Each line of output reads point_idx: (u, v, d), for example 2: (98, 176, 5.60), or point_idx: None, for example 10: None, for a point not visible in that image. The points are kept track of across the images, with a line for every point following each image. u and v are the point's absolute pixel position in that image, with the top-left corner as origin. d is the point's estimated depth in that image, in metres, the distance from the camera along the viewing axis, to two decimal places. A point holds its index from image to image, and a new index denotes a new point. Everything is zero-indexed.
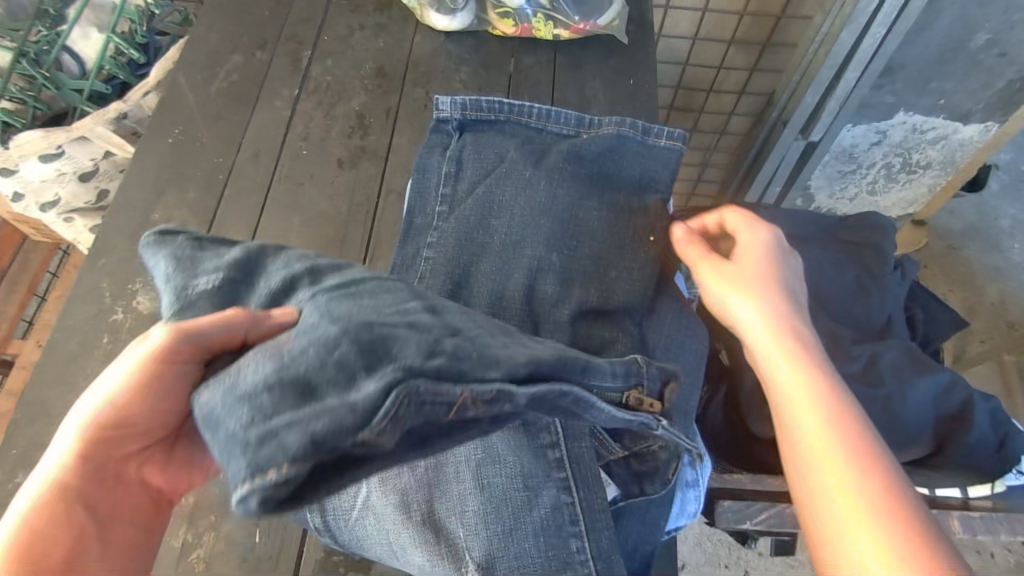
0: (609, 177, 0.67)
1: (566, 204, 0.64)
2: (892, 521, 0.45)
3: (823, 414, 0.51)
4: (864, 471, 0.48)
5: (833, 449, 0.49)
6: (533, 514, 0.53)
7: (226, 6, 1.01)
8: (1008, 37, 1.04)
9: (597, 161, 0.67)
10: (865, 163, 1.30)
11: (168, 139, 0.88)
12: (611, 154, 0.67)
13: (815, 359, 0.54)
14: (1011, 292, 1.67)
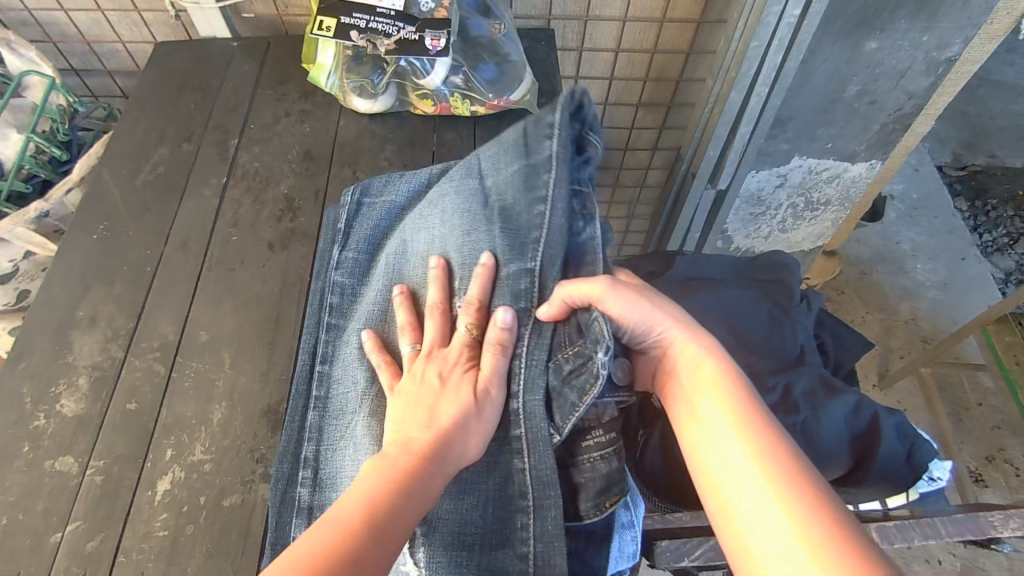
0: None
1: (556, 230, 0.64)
2: (818, 530, 0.45)
3: (751, 431, 0.52)
4: (793, 487, 0.47)
5: (762, 464, 0.49)
6: (488, 479, 0.58)
7: (150, 101, 1.03)
8: (874, 88, 1.17)
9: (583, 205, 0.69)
10: (773, 205, 1.42)
11: (93, 235, 0.88)
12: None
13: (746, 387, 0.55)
14: (920, 309, 1.81)
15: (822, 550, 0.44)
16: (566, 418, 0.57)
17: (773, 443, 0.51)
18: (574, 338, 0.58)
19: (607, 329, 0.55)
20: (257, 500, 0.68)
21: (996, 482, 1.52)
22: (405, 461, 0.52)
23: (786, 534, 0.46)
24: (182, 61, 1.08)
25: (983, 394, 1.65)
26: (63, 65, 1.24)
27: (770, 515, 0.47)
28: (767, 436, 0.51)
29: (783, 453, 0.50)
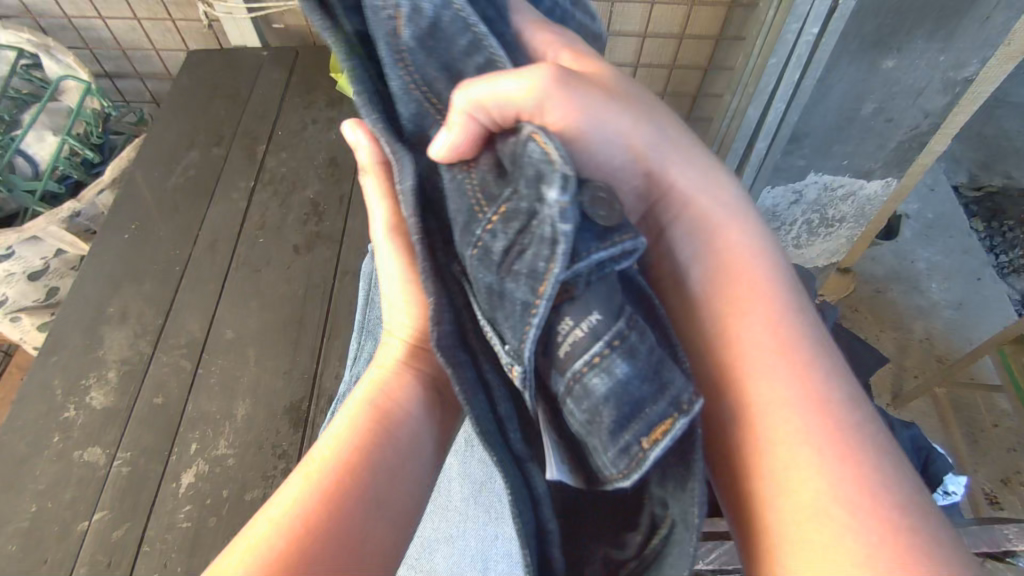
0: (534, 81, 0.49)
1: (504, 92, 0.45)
2: (859, 515, 0.34)
3: (794, 384, 0.38)
4: (833, 463, 0.35)
5: (789, 428, 0.37)
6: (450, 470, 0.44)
7: (181, 106, 1.06)
8: (891, 106, 1.18)
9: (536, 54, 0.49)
10: (787, 220, 1.43)
11: (124, 234, 0.91)
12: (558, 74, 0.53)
13: (798, 321, 0.41)
14: (935, 328, 1.80)
15: (868, 553, 0.33)
16: (520, 336, 0.33)
17: (816, 401, 0.37)
18: (493, 189, 0.36)
19: (551, 145, 0.33)
20: None
21: (1012, 505, 1.50)
22: (375, 405, 0.43)
23: (808, 528, 0.34)
24: (214, 68, 1.12)
25: (999, 415, 1.64)
26: (97, 70, 1.28)
27: (795, 496, 0.35)
28: (805, 389, 0.38)
29: (827, 412, 0.37)
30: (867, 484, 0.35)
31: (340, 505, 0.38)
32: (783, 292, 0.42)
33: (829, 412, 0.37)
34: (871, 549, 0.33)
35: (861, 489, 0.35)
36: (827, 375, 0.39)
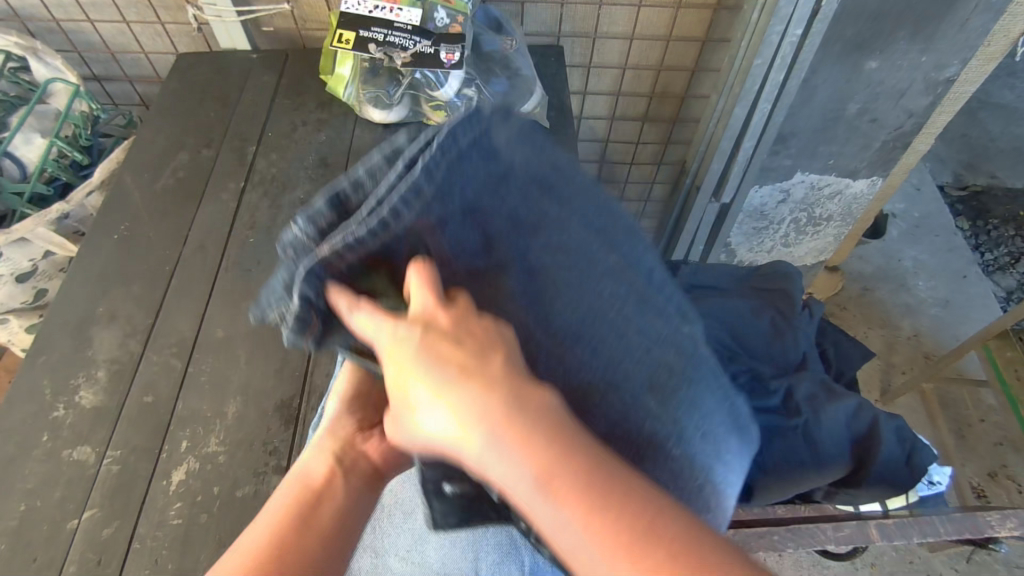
0: (494, 195, 0.48)
1: (463, 271, 0.48)
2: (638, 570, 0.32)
3: (526, 492, 0.34)
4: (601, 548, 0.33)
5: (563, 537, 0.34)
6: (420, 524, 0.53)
7: (171, 108, 1.06)
8: (875, 106, 1.20)
9: (479, 140, 0.47)
10: (776, 220, 1.44)
11: (114, 235, 0.91)
12: (513, 130, 0.50)
13: (484, 405, 0.35)
14: (922, 326, 1.82)
15: None
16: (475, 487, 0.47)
17: (552, 487, 0.34)
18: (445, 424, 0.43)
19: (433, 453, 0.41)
20: (269, 492, 0.70)
21: (999, 498, 1.52)
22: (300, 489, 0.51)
23: None
24: (204, 71, 1.12)
25: (985, 410, 1.66)
26: (86, 73, 1.28)
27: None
28: (540, 482, 0.34)
29: (565, 487, 0.34)
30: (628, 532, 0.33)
31: (296, 528, 0.47)
32: (463, 377, 0.36)
33: (564, 492, 0.34)
34: None
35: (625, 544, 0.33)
36: (532, 442, 0.34)
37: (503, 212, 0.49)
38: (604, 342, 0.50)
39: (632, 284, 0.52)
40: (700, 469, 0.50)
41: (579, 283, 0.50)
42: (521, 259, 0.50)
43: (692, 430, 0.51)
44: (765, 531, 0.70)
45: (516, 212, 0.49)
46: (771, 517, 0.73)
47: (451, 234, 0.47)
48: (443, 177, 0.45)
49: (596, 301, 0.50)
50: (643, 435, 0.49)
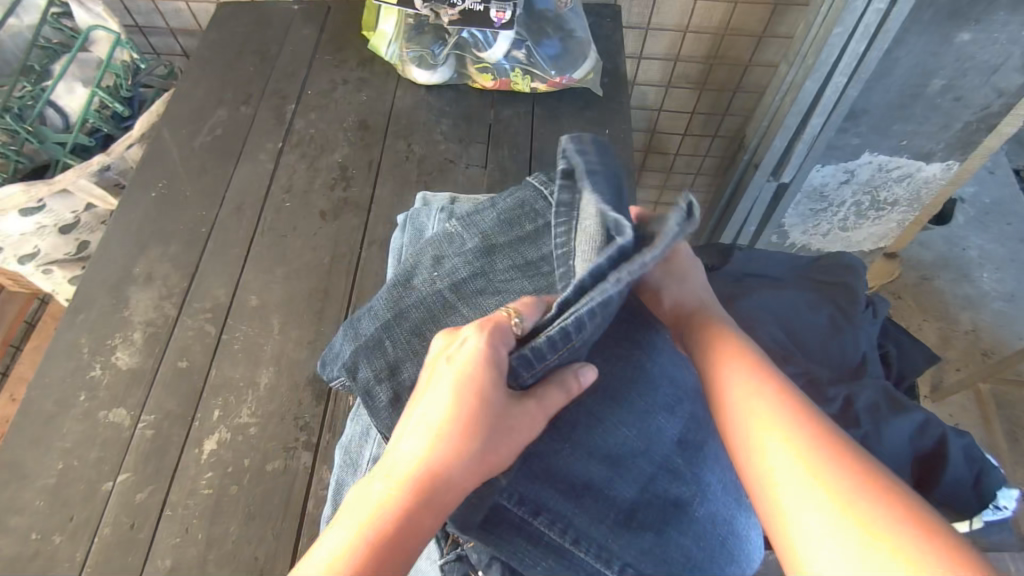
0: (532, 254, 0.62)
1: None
2: (877, 506, 0.39)
3: (795, 437, 0.44)
4: (852, 483, 0.41)
5: (815, 468, 0.42)
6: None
7: (210, 62, 1.03)
8: (961, 83, 1.08)
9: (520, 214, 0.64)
10: (836, 201, 1.35)
11: (152, 193, 0.89)
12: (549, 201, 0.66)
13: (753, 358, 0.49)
14: (982, 321, 1.71)
15: (899, 533, 0.38)
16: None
17: (818, 438, 0.43)
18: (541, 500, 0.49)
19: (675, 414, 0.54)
20: (298, 468, 0.69)
21: None
22: (422, 473, 0.43)
23: (862, 536, 0.38)
24: (245, 22, 1.08)
25: None
26: (129, 22, 1.25)
27: (824, 516, 0.40)
28: (805, 428, 0.44)
29: (837, 447, 0.43)
30: (883, 488, 0.40)
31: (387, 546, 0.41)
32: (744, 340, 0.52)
33: (821, 428, 0.44)
34: (902, 531, 0.38)
35: (898, 506, 0.39)
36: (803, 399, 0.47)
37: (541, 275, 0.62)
38: (642, 398, 0.53)
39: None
40: (721, 524, 0.53)
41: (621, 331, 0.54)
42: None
43: (713, 486, 0.54)
44: None
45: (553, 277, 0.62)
46: None
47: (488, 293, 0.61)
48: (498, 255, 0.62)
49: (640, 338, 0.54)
50: (669, 495, 0.51)
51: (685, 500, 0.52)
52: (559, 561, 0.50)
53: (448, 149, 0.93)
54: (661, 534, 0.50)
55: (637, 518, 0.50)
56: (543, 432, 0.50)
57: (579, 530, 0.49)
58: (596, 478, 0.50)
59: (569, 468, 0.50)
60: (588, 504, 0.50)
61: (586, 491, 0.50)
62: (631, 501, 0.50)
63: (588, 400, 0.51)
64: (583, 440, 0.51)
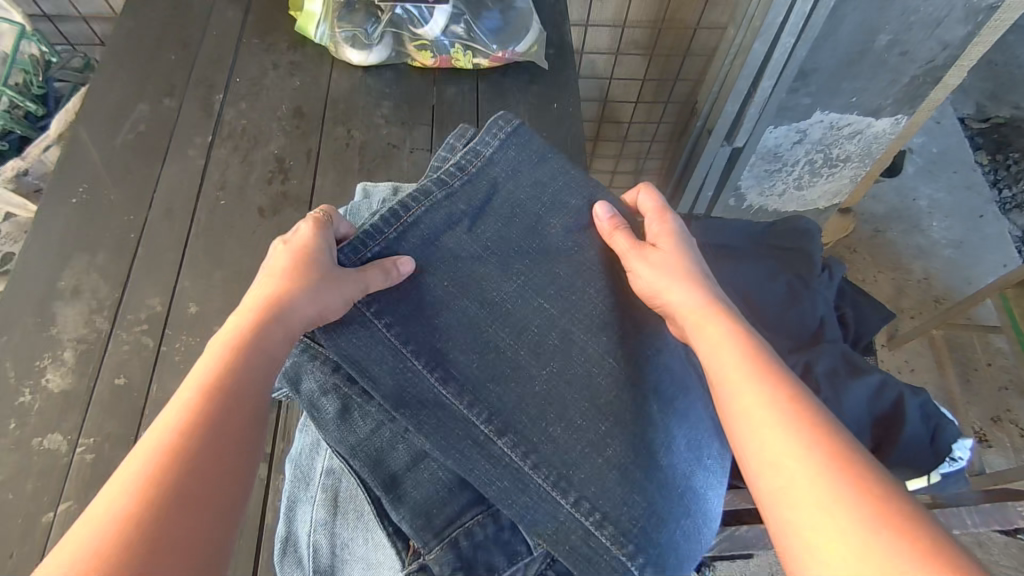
0: (519, 200, 0.57)
1: (500, 255, 0.55)
2: (873, 520, 0.36)
3: (791, 436, 0.41)
4: (847, 493, 0.38)
5: (809, 473, 0.39)
6: None
7: (125, 50, 0.95)
8: (907, 37, 1.08)
9: (502, 181, 0.57)
10: (790, 161, 1.34)
11: (72, 199, 0.83)
12: (532, 161, 0.58)
13: (754, 350, 0.47)
14: (934, 269, 1.75)
15: (894, 554, 0.35)
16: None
17: (816, 443, 0.41)
18: (527, 430, 0.50)
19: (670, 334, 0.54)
20: (253, 480, 0.68)
21: (1001, 443, 1.50)
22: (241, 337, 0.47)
23: (856, 542, 0.36)
24: (161, 6, 1.00)
25: (993, 355, 1.63)
26: (35, 11, 1.15)
27: (820, 520, 0.38)
28: (806, 431, 0.42)
29: (838, 454, 0.40)
30: (885, 500, 0.37)
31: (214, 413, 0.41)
32: (749, 333, 0.49)
33: (818, 426, 0.42)
34: (898, 547, 0.35)
35: (895, 520, 0.36)
36: (809, 403, 0.44)
37: (529, 220, 0.57)
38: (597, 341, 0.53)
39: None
40: (680, 477, 0.48)
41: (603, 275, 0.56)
42: (546, 243, 0.56)
43: (677, 443, 0.49)
44: None
45: (546, 216, 0.57)
46: None
47: (460, 242, 0.55)
48: (507, 174, 0.57)
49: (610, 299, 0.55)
50: (646, 434, 0.49)
51: (653, 443, 0.48)
52: (516, 483, 0.48)
53: (391, 133, 0.89)
54: (627, 478, 0.47)
55: (603, 451, 0.48)
56: (523, 360, 0.52)
57: (541, 456, 0.49)
58: (569, 409, 0.50)
59: (544, 393, 0.51)
60: (555, 432, 0.49)
61: (555, 420, 0.50)
62: (601, 435, 0.49)
63: (574, 330, 0.53)
64: (561, 367, 0.52)
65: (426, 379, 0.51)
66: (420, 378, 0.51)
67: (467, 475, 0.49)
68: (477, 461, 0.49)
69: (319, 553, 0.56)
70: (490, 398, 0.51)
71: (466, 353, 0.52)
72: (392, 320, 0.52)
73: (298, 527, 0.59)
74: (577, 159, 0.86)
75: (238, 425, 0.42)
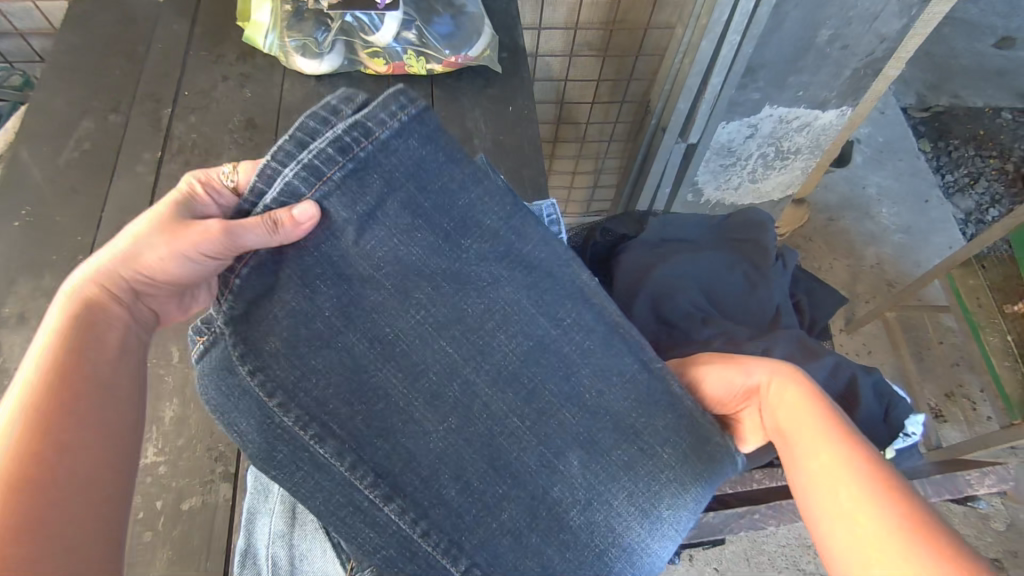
0: (422, 206, 0.49)
1: (403, 278, 0.51)
2: None
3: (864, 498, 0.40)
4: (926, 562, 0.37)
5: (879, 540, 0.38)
6: None
7: (66, 66, 0.93)
8: (847, 31, 1.11)
9: (400, 178, 0.48)
10: (743, 155, 1.38)
11: (15, 221, 0.80)
12: (438, 159, 0.49)
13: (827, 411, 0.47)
14: (886, 254, 1.82)
15: None
16: None
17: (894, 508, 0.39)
18: (416, 497, 0.51)
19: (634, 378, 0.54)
20: (218, 501, 0.67)
21: (956, 418, 1.57)
22: (92, 292, 0.49)
23: None
24: (102, 21, 0.98)
25: (945, 333, 1.69)
26: None
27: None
28: (883, 493, 0.40)
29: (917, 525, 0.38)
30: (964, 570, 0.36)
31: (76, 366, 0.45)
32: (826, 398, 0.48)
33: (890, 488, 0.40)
34: None
35: None
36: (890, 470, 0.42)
37: (436, 235, 0.50)
38: (543, 382, 0.53)
39: (596, 311, 0.54)
40: (598, 534, 0.53)
41: (529, 314, 0.53)
42: (462, 263, 0.51)
43: (610, 495, 0.53)
44: (745, 511, 0.62)
45: (457, 233, 0.51)
46: (752, 489, 0.65)
47: (351, 256, 0.50)
48: (407, 170, 0.48)
49: (534, 338, 0.53)
50: (547, 498, 0.53)
51: (563, 506, 0.53)
52: (404, 551, 0.51)
53: None
54: (539, 539, 0.52)
55: (498, 517, 0.52)
56: (420, 414, 0.52)
57: (432, 522, 0.51)
58: (465, 470, 0.52)
59: (439, 454, 0.52)
60: (449, 494, 0.52)
61: (450, 481, 0.52)
62: (498, 498, 0.52)
63: (478, 380, 0.53)
64: (459, 425, 0.52)
65: (301, 436, 0.51)
66: (291, 434, 0.51)
67: (353, 539, 0.52)
68: (360, 526, 0.52)
69: (278, 566, 0.57)
70: (374, 459, 0.51)
71: (345, 405, 0.51)
72: (256, 368, 0.50)
73: (258, 540, 0.58)
74: (534, 161, 0.86)
75: (105, 401, 0.45)
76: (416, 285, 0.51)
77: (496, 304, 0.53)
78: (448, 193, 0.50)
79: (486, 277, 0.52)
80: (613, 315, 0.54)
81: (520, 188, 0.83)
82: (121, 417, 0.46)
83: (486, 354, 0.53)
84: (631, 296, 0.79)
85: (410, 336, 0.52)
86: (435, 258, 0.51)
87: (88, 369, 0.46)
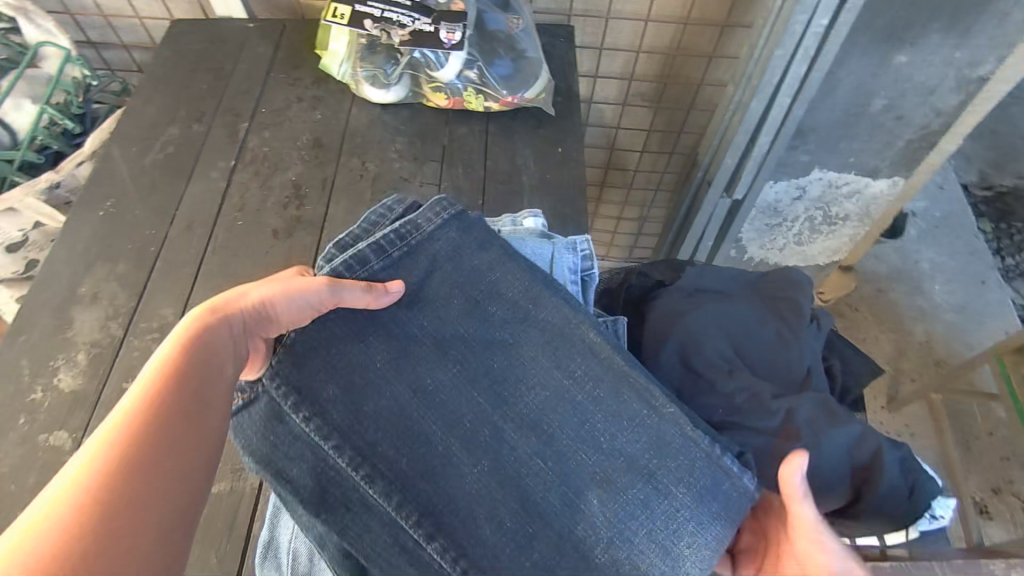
0: (457, 279, 0.62)
1: (437, 339, 0.60)
2: None
3: None
4: None
5: None
6: None
7: (162, 78, 1.02)
8: (901, 102, 1.12)
9: (441, 258, 0.62)
10: (789, 216, 1.38)
11: (100, 212, 0.88)
12: (472, 246, 0.63)
13: None
14: (935, 331, 1.76)
15: None
16: None
17: None
18: (457, 540, 0.52)
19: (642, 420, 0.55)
20: (244, 489, 0.70)
21: (1001, 514, 1.48)
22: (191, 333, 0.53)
23: None
24: (198, 40, 1.08)
25: (994, 422, 1.62)
26: (82, 39, 1.24)
27: None
28: None
29: None
30: None
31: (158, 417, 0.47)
32: None
33: None
34: None
35: None
36: None
37: (468, 305, 0.61)
38: (564, 428, 0.56)
39: (604, 363, 0.58)
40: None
41: (549, 366, 0.58)
42: (490, 326, 0.60)
43: (633, 534, 0.53)
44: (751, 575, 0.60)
45: (484, 301, 0.61)
46: None
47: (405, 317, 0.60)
48: (448, 250, 0.62)
49: (555, 387, 0.57)
50: (573, 534, 0.53)
51: (588, 543, 0.52)
52: None
53: (403, 168, 0.94)
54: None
55: (531, 554, 0.52)
56: (456, 455, 0.55)
57: (470, 560, 0.52)
58: (499, 509, 0.53)
59: (472, 492, 0.54)
60: (485, 531, 0.53)
61: (485, 519, 0.53)
62: (529, 533, 0.53)
63: (506, 426, 0.56)
64: (491, 465, 0.55)
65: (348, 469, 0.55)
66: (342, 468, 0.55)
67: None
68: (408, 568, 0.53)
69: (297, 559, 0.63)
70: (417, 493, 0.54)
71: (391, 448, 0.55)
72: (309, 413, 0.56)
73: (280, 535, 0.63)
74: (577, 201, 0.90)
75: (190, 445, 0.47)
76: (453, 346, 0.59)
77: (526, 365, 0.58)
78: (481, 276, 0.62)
79: (515, 340, 0.59)
80: (620, 364, 0.57)
81: (560, 225, 0.87)
82: (192, 454, 0.47)
83: (516, 405, 0.57)
84: (659, 341, 0.80)
85: (439, 387, 0.58)
86: (467, 326, 0.60)
87: (179, 423, 0.47)
